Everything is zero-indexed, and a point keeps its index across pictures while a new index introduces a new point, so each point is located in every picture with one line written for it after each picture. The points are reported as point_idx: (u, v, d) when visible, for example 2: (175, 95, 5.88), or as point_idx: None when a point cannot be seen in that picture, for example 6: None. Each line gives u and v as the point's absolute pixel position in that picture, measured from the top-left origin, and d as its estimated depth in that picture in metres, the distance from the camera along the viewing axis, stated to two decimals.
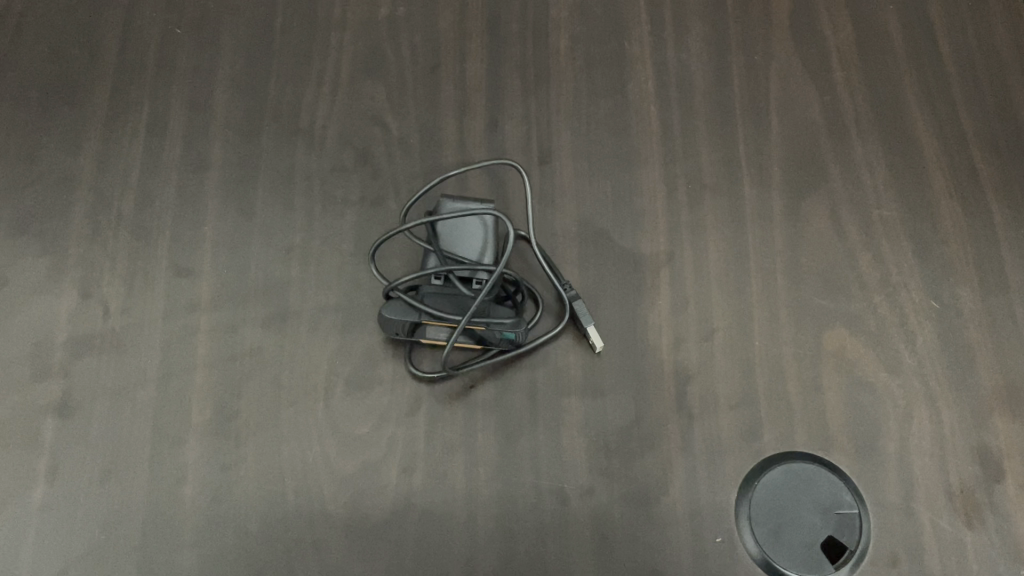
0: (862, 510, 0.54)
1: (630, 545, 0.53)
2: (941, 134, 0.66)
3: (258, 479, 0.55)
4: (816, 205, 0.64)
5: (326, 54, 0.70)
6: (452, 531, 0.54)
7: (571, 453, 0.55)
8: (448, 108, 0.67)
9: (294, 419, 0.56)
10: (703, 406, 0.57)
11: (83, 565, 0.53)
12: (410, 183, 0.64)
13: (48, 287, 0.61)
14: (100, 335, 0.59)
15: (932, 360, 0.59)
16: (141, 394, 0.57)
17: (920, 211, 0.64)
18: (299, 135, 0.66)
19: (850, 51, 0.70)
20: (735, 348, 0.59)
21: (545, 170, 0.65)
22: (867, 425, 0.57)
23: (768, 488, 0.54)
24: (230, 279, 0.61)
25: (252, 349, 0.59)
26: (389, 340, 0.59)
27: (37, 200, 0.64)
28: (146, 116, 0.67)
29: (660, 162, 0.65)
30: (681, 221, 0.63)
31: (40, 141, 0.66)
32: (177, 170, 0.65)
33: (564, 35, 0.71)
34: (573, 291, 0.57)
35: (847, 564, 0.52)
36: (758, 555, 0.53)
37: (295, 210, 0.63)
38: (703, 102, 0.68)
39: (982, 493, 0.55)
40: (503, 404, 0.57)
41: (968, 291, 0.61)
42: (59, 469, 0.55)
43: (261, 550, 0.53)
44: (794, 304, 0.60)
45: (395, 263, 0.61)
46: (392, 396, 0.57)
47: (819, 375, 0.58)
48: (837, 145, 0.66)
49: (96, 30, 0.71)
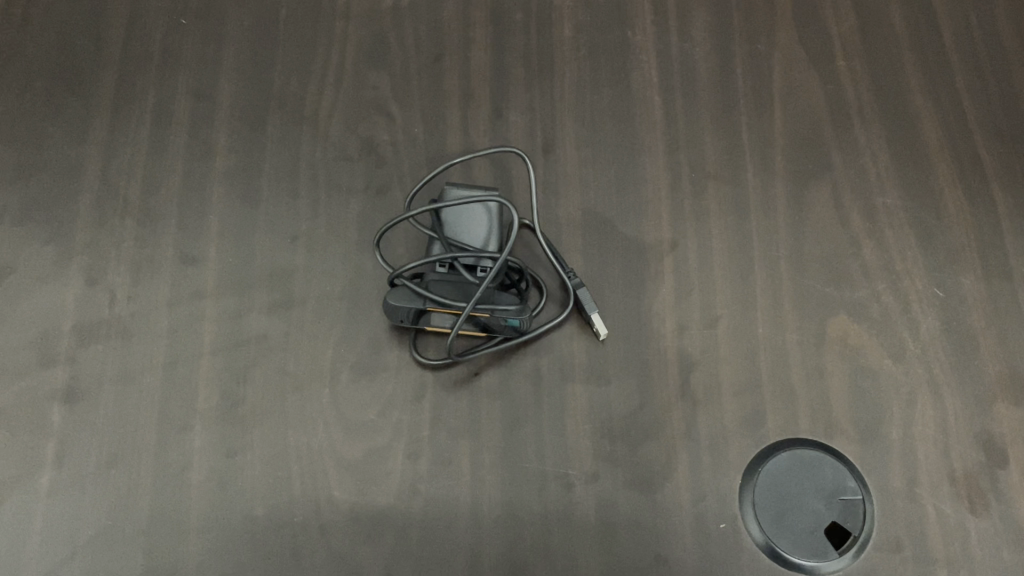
0: (866, 496, 0.54)
1: (635, 530, 0.53)
2: (944, 124, 0.66)
3: (263, 466, 0.55)
4: (820, 194, 0.64)
5: (330, 43, 0.70)
6: (457, 517, 0.54)
7: (576, 440, 0.56)
8: (453, 97, 0.67)
9: (299, 407, 0.57)
10: (707, 392, 0.57)
11: (90, 550, 0.53)
12: (415, 171, 0.64)
13: (54, 275, 0.61)
14: (107, 323, 0.59)
15: (935, 347, 0.59)
16: (147, 381, 0.57)
17: (923, 200, 0.64)
18: (304, 124, 0.66)
19: (854, 40, 0.70)
20: (739, 335, 0.59)
21: (549, 158, 0.65)
22: (870, 412, 0.57)
23: (773, 474, 0.54)
24: (235, 267, 0.61)
25: (258, 336, 0.59)
26: (394, 327, 0.59)
27: (43, 188, 0.64)
28: (152, 106, 0.68)
29: (664, 151, 0.66)
30: (685, 209, 0.63)
31: (46, 130, 0.66)
32: (183, 159, 0.66)
33: (567, 25, 0.71)
34: (577, 279, 0.58)
35: (851, 550, 0.53)
36: (763, 542, 0.53)
37: (301, 199, 0.64)
38: (707, 92, 0.68)
39: (985, 479, 0.55)
40: (508, 390, 0.57)
41: (971, 279, 0.61)
42: (66, 455, 0.56)
43: (268, 536, 0.53)
44: (798, 293, 0.61)
45: (401, 251, 0.62)
46: (398, 383, 0.57)
47: (823, 362, 0.58)
48: (840, 133, 0.66)
49: (102, 20, 0.71)
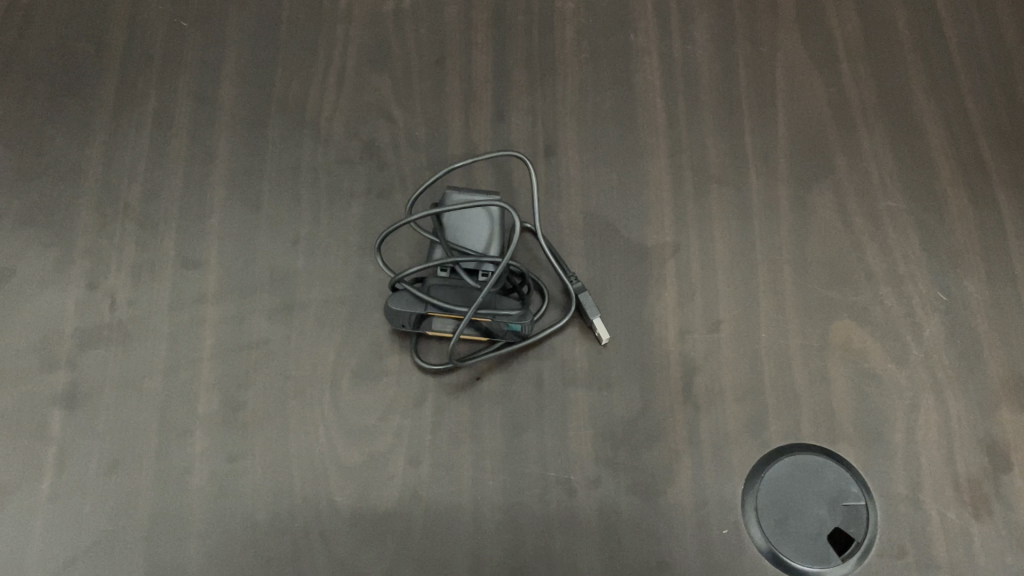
0: (868, 502, 0.54)
1: (637, 536, 0.53)
2: (948, 127, 0.66)
3: (265, 471, 0.55)
4: (823, 197, 0.64)
5: (332, 46, 0.70)
6: (458, 523, 0.54)
7: (577, 445, 0.55)
8: (454, 100, 0.67)
9: (300, 411, 0.56)
10: (710, 397, 0.57)
11: (90, 555, 0.53)
12: (416, 174, 0.64)
13: (55, 280, 0.61)
14: (108, 327, 0.59)
15: (939, 352, 0.59)
16: (147, 386, 0.57)
17: (927, 204, 0.63)
18: (305, 127, 0.66)
19: (857, 42, 0.70)
20: (742, 340, 0.59)
21: (550, 161, 0.65)
22: (873, 416, 0.57)
23: (775, 479, 0.54)
24: (236, 271, 0.61)
25: (258, 340, 0.59)
26: (396, 332, 0.59)
27: (43, 192, 0.64)
28: (153, 108, 0.67)
29: (666, 154, 0.65)
30: (688, 213, 0.63)
31: (47, 133, 0.66)
32: (184, 162, 0.65)
33: (569, 27, 0.71)
34: (579, 284, 0.57)
35: (854, 556, 0.52)
36: (764, 547, 0.53)
37: (302, 202, 0.63)
38: (710, 94, 0.68)
39: (989, 485, 0.55)
40: (510, 394, 0.57)
41: (974, 283, 0.61)
42: (67, 460, 0.55)
43: (269, 542, 0.53)
44: (800, 296, 0.60)
45: (402, 255, 0.62)
46: (399, 387, 0.57)
47: (827, 367, 0.58)
48: (843, 136, 0.66)
49: (102, 21, 0.71)
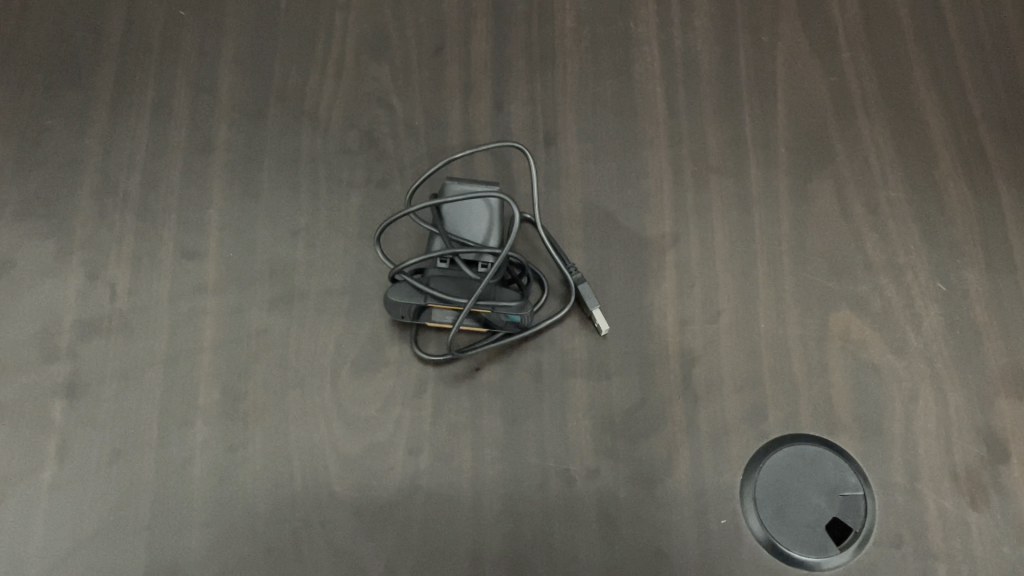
0: (868, 492, 0.54)
1: (635, 525, 0.53)
2: (948, 115, 0.66)
3: (265, 461, 0.55)
4: (822, 187, 0.64)
5: (330, 35, 0.69)
6: (458, 512, 0.54)
7: (577, 434, 0.56)
8: (453, 89, 0.67)
9: (300, 402, 0.57)
10: (709, 388, 0.57)
11: (92, 544, 0.53)
12: (416, 165, 0.64)
13: (54, 271, 0.61)
14: (108, 317, 0.59)
15: (939, 342, 0.59)
16: (149, 376, 0.57)
17: (927, 193, 0.63)
18: (304, 116, 0.66)
19: (859, 31, 0.70)
20: (742, 330, 0.59)
21: (550, 151, 0.65)
22: (872, 407, 0.57)
23: (774, 469, 0.54)
24: (235, 261, 0.61)
25: (258, 331, 0.59)
26: (397, 322, 0.59)
27: (42, 183, 0.64)
28: (152, 98, 0.67)
29: (666, 143, 0.65)
30: (688, 203, 0.63)
31: (46, 124, 0.66)
32: (183, 152, 0.65)
33: (569, 15, 0.70)
34: (579, 275, 0.57)
35: (852, 546, 0.53)
36: (763, 536, 0.53)
37: (301, 193, 0.63)
38: (710, 83, 0.67)
39: (986, 474, 0.55)
40: (509, 385, 0.57)
41: (974, 272, 0.61)
42: (68, 449, 0.56)
43: (270, 531, 0.53)
44: (800, 286, 0.60)
45: (402, 245, 0.62)
46: (399, 377, 0.57)
47: (826, 357, 0.58)
48: (843, 125, 0.66)
49: (101, 10, 0.71)
